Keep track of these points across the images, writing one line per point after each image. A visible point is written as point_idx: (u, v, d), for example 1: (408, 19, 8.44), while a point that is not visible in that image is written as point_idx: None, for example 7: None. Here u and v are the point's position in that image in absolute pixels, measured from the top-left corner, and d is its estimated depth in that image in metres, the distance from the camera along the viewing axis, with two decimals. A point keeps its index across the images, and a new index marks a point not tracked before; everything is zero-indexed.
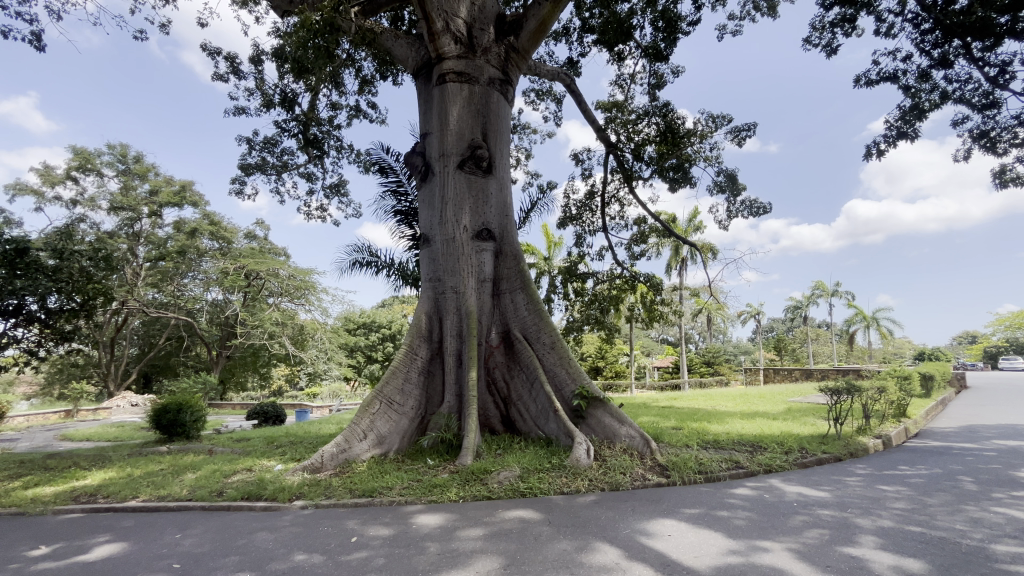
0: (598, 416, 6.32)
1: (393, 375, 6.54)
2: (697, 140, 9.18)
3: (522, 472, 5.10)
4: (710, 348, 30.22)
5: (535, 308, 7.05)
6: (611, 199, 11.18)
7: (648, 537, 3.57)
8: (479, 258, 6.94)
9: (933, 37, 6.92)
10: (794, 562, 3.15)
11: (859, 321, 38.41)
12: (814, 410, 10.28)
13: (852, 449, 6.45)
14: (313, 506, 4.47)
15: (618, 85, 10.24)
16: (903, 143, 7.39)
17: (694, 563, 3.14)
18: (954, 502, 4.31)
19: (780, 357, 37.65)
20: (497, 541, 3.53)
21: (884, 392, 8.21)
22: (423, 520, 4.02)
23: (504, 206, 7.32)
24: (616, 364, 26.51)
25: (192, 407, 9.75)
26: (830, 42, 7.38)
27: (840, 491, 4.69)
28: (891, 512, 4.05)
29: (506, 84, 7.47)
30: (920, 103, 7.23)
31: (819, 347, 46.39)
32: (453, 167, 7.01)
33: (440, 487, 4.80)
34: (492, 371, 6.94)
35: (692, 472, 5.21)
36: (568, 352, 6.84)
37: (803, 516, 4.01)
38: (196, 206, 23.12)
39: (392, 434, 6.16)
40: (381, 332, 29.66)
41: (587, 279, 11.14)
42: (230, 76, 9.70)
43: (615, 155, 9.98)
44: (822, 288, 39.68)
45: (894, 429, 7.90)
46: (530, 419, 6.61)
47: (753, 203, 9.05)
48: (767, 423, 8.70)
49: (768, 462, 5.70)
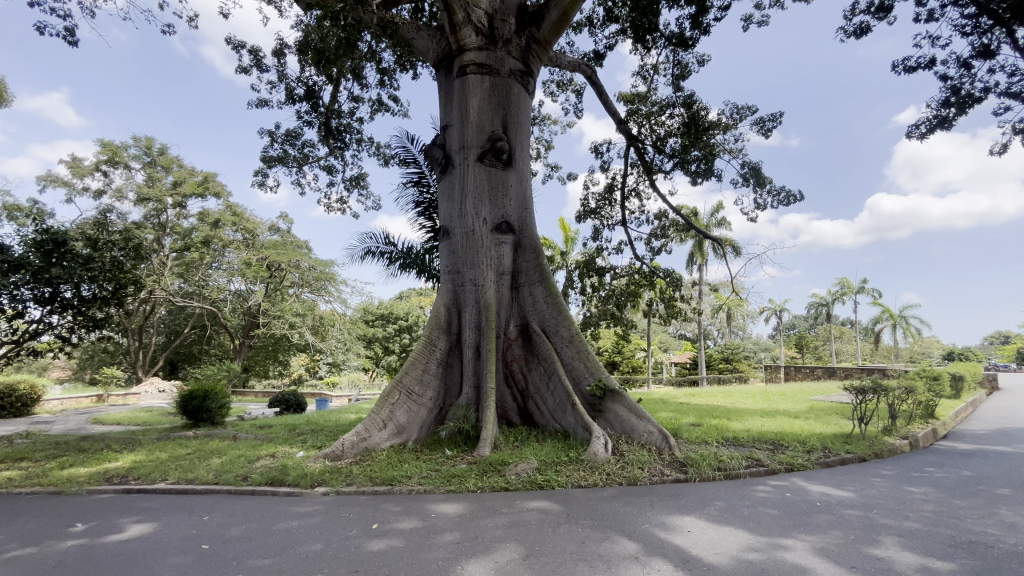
0: (616, 410, 6.29)
1: (411, 367, 6.61)
2: (720, 132, 9.01)
3: (540, 464, 5.12)
4: (729, 344, 29.78)
5: (553, 301, 7.02)
6: (631, 192, 11.08)
7: (666, 532, 3.55)
8: (497, 251, 6.93)
9: (976, 23, 6.59)
10: (816, 560, 3.09)
11: (884, 319, 37.39)
12: (838, 410, 10.05)
13: (878, 449, 6.32)
14: (334, 493, 4.56)
15: (641, 76, 10.12)
16: (941, 132, 7.13)
17: (714, 559, 3.10)
18: (986, 506, 4.18)
19: (801, 354, 36.99)
20: (516, 531, 3.53)
21: (912, 392, 7.98)
22: (443, 509, 4.06)
23: (524, 198, 7.28)
24: (632, 359, 26.41)
25: (217, 394, 10.00)
26: (865, 26, 7.10)
27: (865, 492, 4.59)
28: (919, 515, 3.95)
29: (526, 76, 7.40)
30: (966, 91, 6.93)
31: (843, 346, 45.37)
32: (473, 160, 7.00)
33: (458, 477, 4.84)
34: (510, 363, 6.96)
35: (711, 468, 5.15)
36: (587, 346, 6.80)
37: (827, 515, 3.95)
38: (219, 197, 23.53)
39: (411, 424, 6.24)
40: (399, 324, 29.91)
41: (605, 273, 11.11)
42: (253, 70, 9.85)
43: (636, 148, 9.87)
44: (847, 285, 38.63)
45: (922, 430, 7.70)
46: (548, 412, 6.60)
47: (780, 194, 8.84)
48: (788, 421, 8.59)
49: (789, 461, 5.60)
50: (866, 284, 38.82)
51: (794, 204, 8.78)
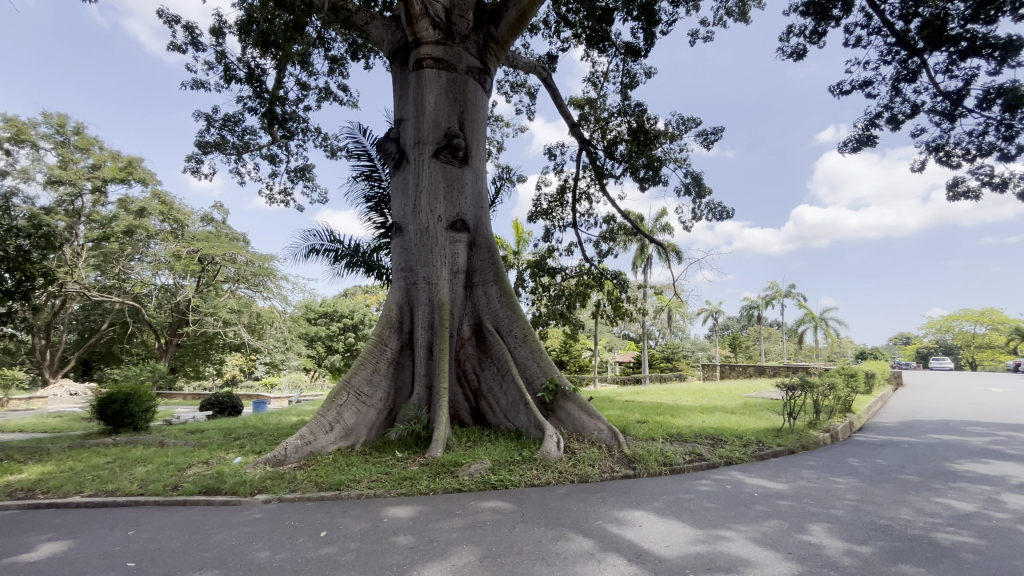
0: (568, 409, 6.39)
1: (360, 366, 6.41)
2: (667, 141, 9.38)
3: (493, 464, 5.09)
4: (669, 344, 31.12)
5: (507, 301, 7.02)
6: (582, 195, 11.30)
7: (618, 527, 3.65)
8: (452, 249, 6.84)
9: (898, 51, 7.24)
10: (756, 549, 3.28)
11: (808, 321, 40.38)
12: (768, 406, 10.76)
13: (804, 442, 6.82)
14: (276, 501, 4.31)
15: (592, 83, 10.34)
16: (867, 148, 7.79)
17: (665, 552, 3.21)
18: (898, 492, 4.61)
19: (734, 353, 39.26)
20: (472, 532, 3.50)
21: (833, 389, 8.67)
22: (395, 512, 3.95)
23: (480, 196, 7.23)
24: (579, 358, 26.99)
25: (141, 397, 9.22)
26: (803, 48, 7.61)
27: (796, 483, 4.93)
28: (843, 503, 4.29)
29: (483, 74, 7.35)
30: (887, 112, 7.63)
31: (771, 346, 48.64)
32: (428, 155, 6.88)
33: (410, 480, 4.73)
34: (462, 363, 6.90)
35: (657, 464, 5.35)
36: (540, 346, 6.84)
37: (763, 505, 4.20)
38: (145, 183, 21.69)
39: (359, 426, 6.03)
40: (343, 322, 28.73)
41: (555, 274, 11.27)
42: (188, 48, 9.16)
43: (587, 152, 10.08)
44: (775, 289, 41.36)
45: (841, 424, 8.38)
46: (500, 411, 6.60)
47: (717, 207, 9.34)
48: (725, 417, 9.09)
49: (728, 455, 5.92)
50: (792, 288, 41.73)
51: (727, 219, 9.30)
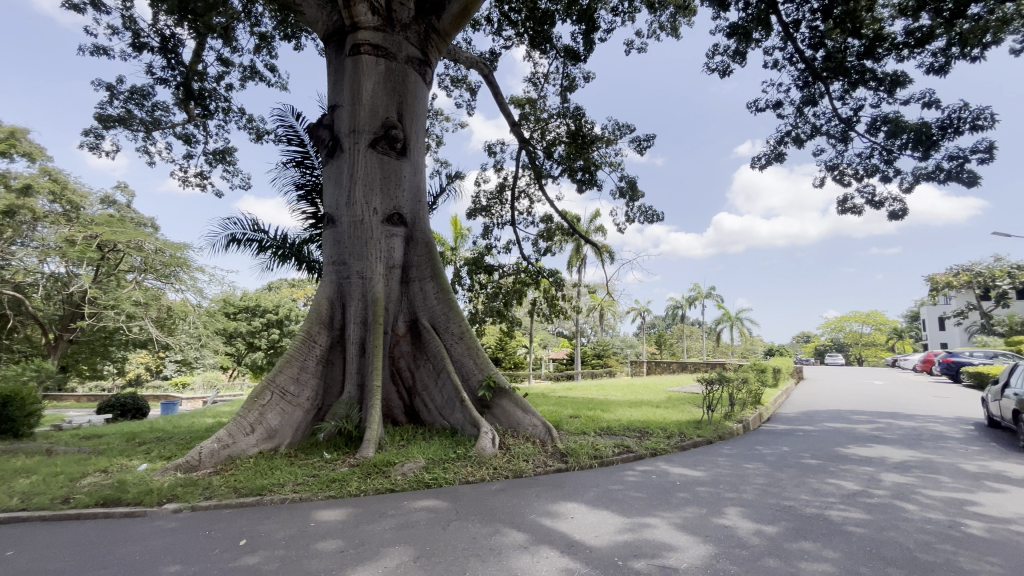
0: (503, 405, 6.43)
1: (286, 364, 6.07)
2: (602, 145, 9.70)
3: (427, 463, 5.02)
4: (601, 342, 32.29)
5: (444, 297, 6.94)
6: (521, 194, 11.40)
7: (551, 519, 3.73)
8: (388, 244, 6.65)
9: (805, 76, 7.98)
10: (678, 534, 3.49)
11: (725, 320, 43.51)
12: (690, 399, 11.49)
13: (721, 432, 7.36)
14: (188, 510, 3.98)
15: (532, 83, 10.46)
16: (776, 164, 8.53)
17: (596, 542, 3.32)
18: (799, 476, 5.10)
19: (660, 350, 41.47)
20: (405, 532, 3.43)
21: (746, 383, 9.42)
22: (323, 516, 3.78)
23: (417, 190, 7.08)
24: (514, 355, 27.28)
25: (23, 400, 8.13)
26: (726, 67, 8.17)
27: (713, 470, 5.31)
28: (753, 486, 4.68)
29: (424, 66, 7.19)
30: (794, 131, 8.39)
31: (692, 344, 51.92)
32: (364, 145, 6.63)
33: (339, 482, 4.54)
34: (396, 360, 6.75)
35: (588, 457, 5.54)
36: (476, 343, 6.83)
37: (684, 492, 4.49)
38: (30, 158, 19.09)
39: (284, 427, 5.71)
40: (266, 318, 27.02)
41: (493, 271, 11.29)
42: (87, 8, 8.18)
43: (526, 151, 10.19)
44: (698, 290, 44.14)
45: (752, 415, 9.13)
46: (435, 409, 6.52)
47: (647, 211, 9.80)
48: (651, 411, 9.58)
49: (653, 446, 6.25)
50: (712, 290, 44.75)
51: (657, 222, 9.80)
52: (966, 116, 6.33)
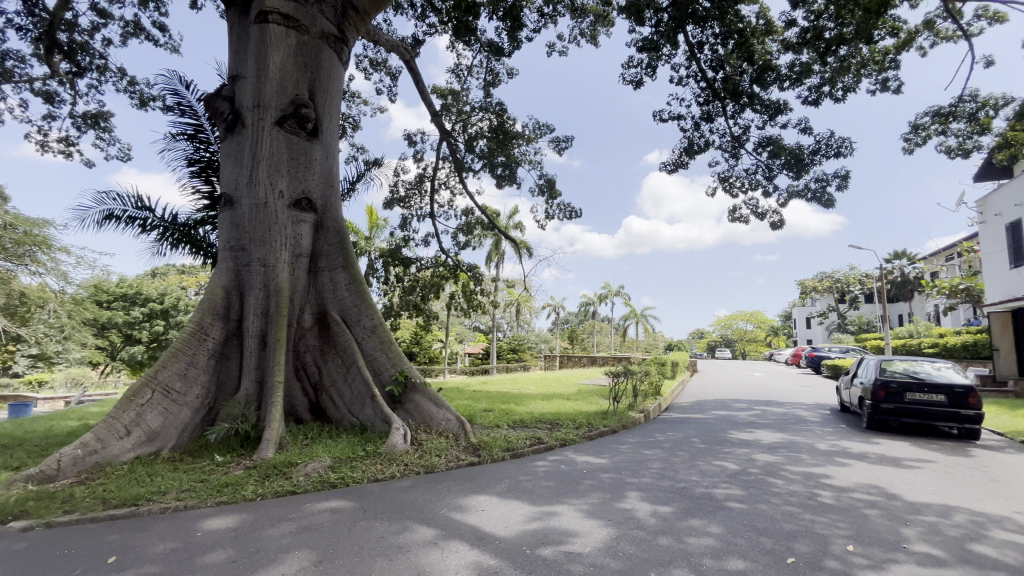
0: (416, 400, 6.31)
1: (172, 359, 5.46)
2: (523, 142, 9.84)
3: (333, 462, 4.79)
4: (516, 336, 32.94)
5: (356, 289, 6.64)
6: (440, 186, 11.22)
7: (462, 513, 3.74)
8: (295, 230, 6.21)
9: (706, 94, 8.69)
10: (583, 520, 3.66)
11: (632, 317, 46.37)
12: (597, 391, 12.13)
13: (625, 422, 7.85)
14: (42, 527, 3.44)
15: (455, 74, 10.32)
16: (678, 173, 9.22)
17: (504, 533, 3.39)
18: (690, 459, 5.60)
19: (572, 345, 43.20)
20: (306, 536, 3.24)
21: (648, 375, 10.13)
22: (211, 525, 3.45)
23: (330, 175, 6.69)
24: (430, 350, 26.90)
25: None
26: (637, 78, 8.65)
27: (616, 457, 5.65)
28: (651, 471, 5.06)
29: (340, 44, 6.80)
30: (694, 144, 9.12)
31: (602, 339, 54.72)
32: (270, 122, 6.13)
33: (233, 486, 4.18)
34: (301, 355, 6.36)
35: (501, 450, 5.62)
36: (390, 337, 6.62)
37: (590, 479, 4.72)
38: None
39: (167, 428, 5.12)
40: (148, 307, 24.07)
41: (410, 264, 11.00)
42: None
43: (447, 143, 10.05)
44: (608, 288, 46.56)
45: (653, 405, 9.84)
46: (343, 405, 6.23)
47: (564, 210, 10.12)
48: (562, 403, 9.95)
49: (563, 437, 6.50)
50: (621, 288, 47.43)
51: (575, 219, 10.16)
52: (831, 143, 7.28)
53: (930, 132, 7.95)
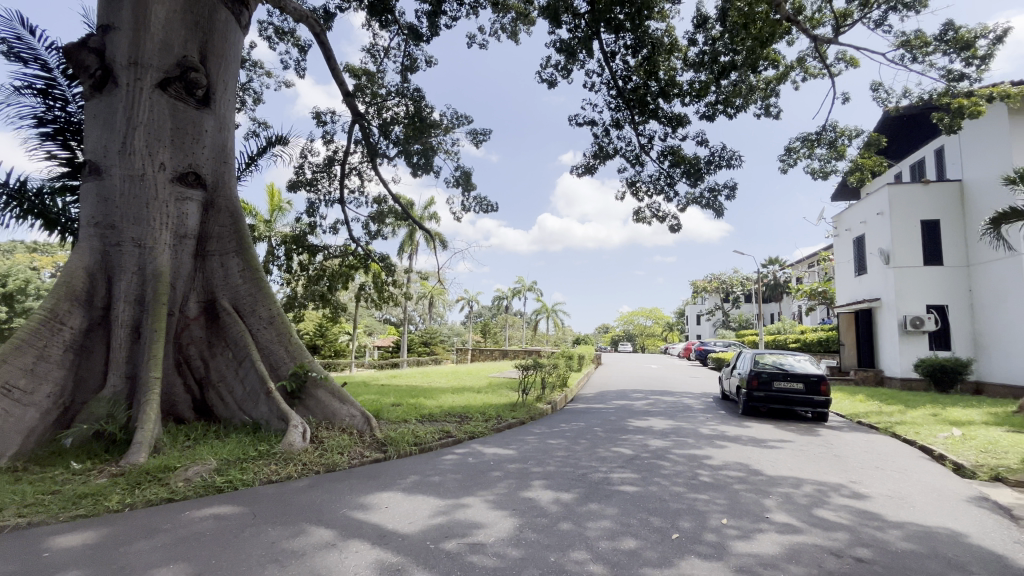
0: (318, 396, 5.96)
1: (14, 351, 4.63)
2: (440, 132, 9.66)
3: (220, 464, 4.38)
4: (429, 329, 32.50)
5: (251, 276, 6.11)
6: (351, 171, 10.66)
7: (364, 512, 3.61)
8: (179, 208, 5.56)
9: (616, 102, 9.15)
10: (488, 511, 3.71)
11: (543, 311, 47.80)
12: (507, 384, 12.35)
13: (533, 413, 8.07)
14: None
15: (371, 54, 9.84)
16: (588, 175, 9.63)
17: (408, 529, 3.33)
18: (591, 447, 5.91)
19: (485, 339, 43.56)
20: (183, 547, 2.93)
21: (556, 368, 10.50)
22: (62, 543, 2.99)
23: (223, 150, 6.06)
24: (336, 342, 25.59)
25: None
26: (553, 78, 8.86)
27: (523, 448, 5.80)
28: (555, 459, 5.26)
29: (239, 6, 6.19)
30: (603, 148, 9.57)
31: (514, 333, 55.80)
32: (150, 84, 5.41)
33: (94, 497, 3.66)
34: (184, 347, 5.74)
35: (408, 445, 5.51)
36: (289, 329, 6.18)
37: (497, 470, 4.80)
38: None
39: (6, 433, 4.34)
40: None
41: (316, 252, 10.32)
42: None
43: (360, 126, 9.56)
44: (521, 283, 47.51)
45: (560, 396, 10.24)
46: (233, 403, 5.71)
47: (480, 203, 10.12)
48: (473, 396, 10.00)
49: (472, 430, 6.53)
50: (534, 283, 48.66)
51: (490, 213, 10.20)
52: (723, 156, 8.03)
53: (799, 155, 9.08)
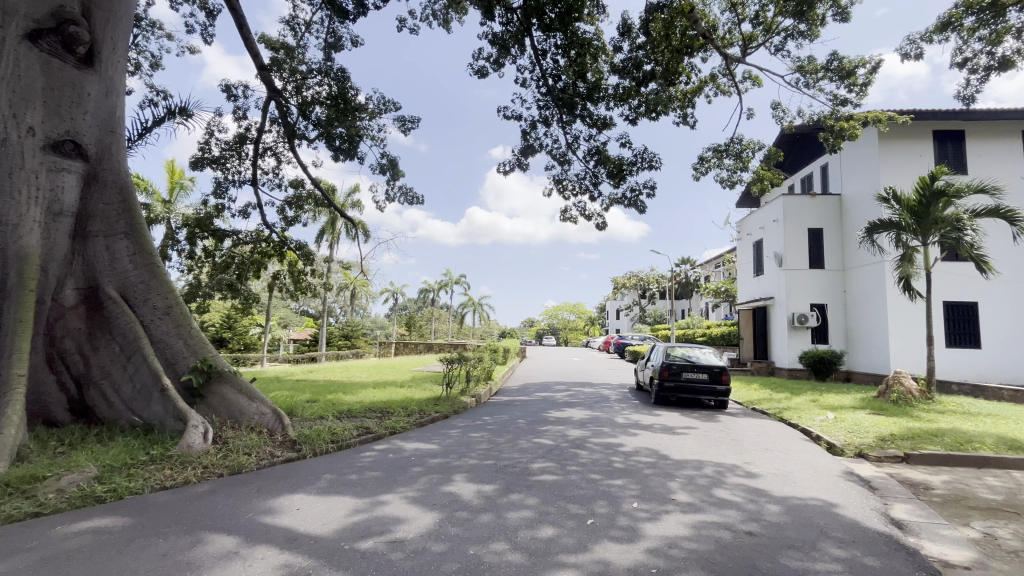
0: (222, 393, 5.50)
1: None
2: (366, 116, 9.25)
3: (101, 472, 3.89)
4: (350, 322, 31.21)
5: (144, 261, 5.48)
6: (266, 151, 9.90)
7: (273, 515, 3.39)
8: (52, 181, 4.84)
9: (546, 100, 9.30)
10: (408, 507, 3.65)
11: (470, 304, 47.68)
12: (431, 378, 12.20)
13: (456, 407, 8.03)
14: None
15: (290, 27, 9.17)
16: (518, 171, 9.71)
17: (321, 531, 3.18)
18: (513, 438, 6.00)
19: (409, 332, 42.63)
20: (50, 569, 2.57)
21: (481, 361, 10.53)
22: None
23: (110, 117, 5.35)
24: (245, 335, 23.75)
25: None
26: (484, 70, 8.81)
27: (446, 442, 5.76)
28: (478, 452, 5.28)
29: None
30: (532, 145, 9.70)
31: (440, 325, 55.17)
32: (16, 34, 4.64)
33: None
34: (58, 340, 5.04)
35: (324, 442, 5.26)
36: (189, 320, 5.62)
37: (418, 466, 4.72)
38: None
39: None
40: None
41: (223, 238, 9.49)
42: None
43: (276, 102, 8.89)
44: (448, 276, 47.01)
45: (484, 389, 10.28)
46: (120, 403, 5.11)
47: (407, 193, 9.85)
48: (395, 391, 9.75)
49: (393, 425, 6.37)
50: (461, 276, 48.35)
51: (416, 205, 9.96)
52: (644, 159, 8.45)
53: (710, 163, 9.80)
